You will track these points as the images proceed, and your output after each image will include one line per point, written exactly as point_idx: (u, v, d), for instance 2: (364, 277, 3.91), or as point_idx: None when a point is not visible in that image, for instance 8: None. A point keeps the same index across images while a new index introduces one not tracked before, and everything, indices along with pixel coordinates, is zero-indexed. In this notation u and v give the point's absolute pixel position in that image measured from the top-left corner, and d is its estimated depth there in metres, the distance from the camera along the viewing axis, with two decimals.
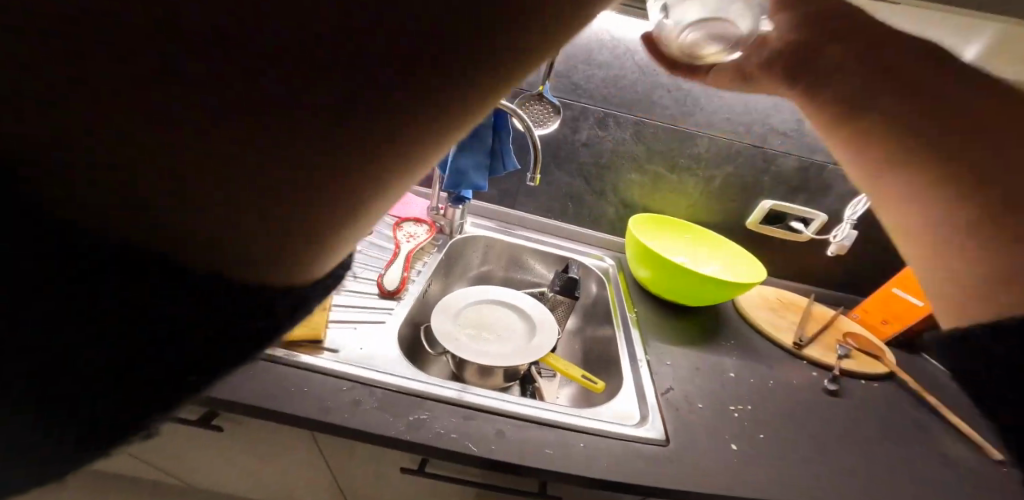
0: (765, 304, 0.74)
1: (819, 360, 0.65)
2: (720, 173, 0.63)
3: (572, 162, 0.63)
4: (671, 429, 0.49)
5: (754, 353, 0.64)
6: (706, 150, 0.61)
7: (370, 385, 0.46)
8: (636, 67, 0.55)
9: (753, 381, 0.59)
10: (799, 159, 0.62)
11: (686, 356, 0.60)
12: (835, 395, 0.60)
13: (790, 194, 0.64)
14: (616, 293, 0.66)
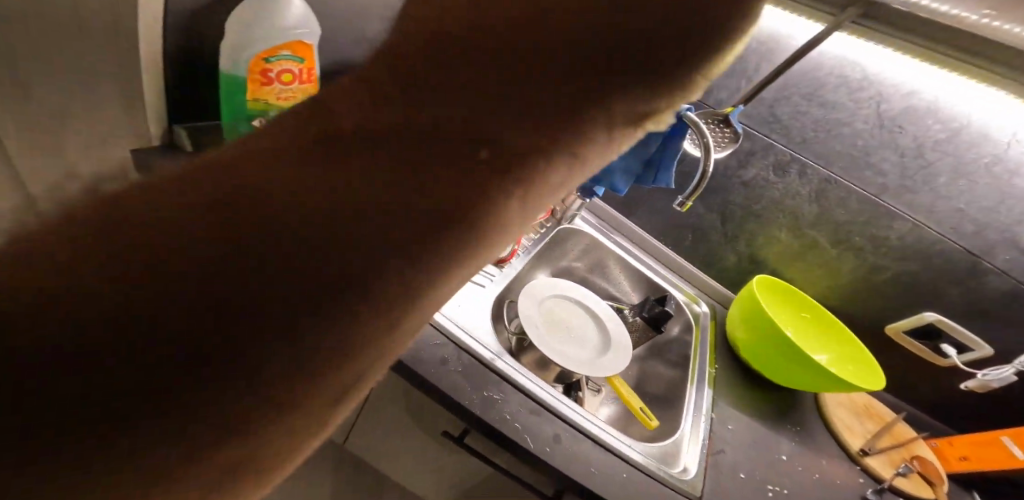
0: (847, 401, 0.68)
1: (876, 473, 0.61)
2: (895, 267, 0.52)
3: (720, 197, 0.57)
4: (706, 487, 0.48)
5: (810, 443, 0.61)
6: (899, 236, 0.50)
7: (460, 347, 0.46)
8: (876, 118, 0.47)
9: (800, 470, 0.57)
10: (1014, 283, 0.48)
11: (746, 426, 0.57)
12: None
13: (966, 315, 0.52)
14: (700, 342, 0.61)
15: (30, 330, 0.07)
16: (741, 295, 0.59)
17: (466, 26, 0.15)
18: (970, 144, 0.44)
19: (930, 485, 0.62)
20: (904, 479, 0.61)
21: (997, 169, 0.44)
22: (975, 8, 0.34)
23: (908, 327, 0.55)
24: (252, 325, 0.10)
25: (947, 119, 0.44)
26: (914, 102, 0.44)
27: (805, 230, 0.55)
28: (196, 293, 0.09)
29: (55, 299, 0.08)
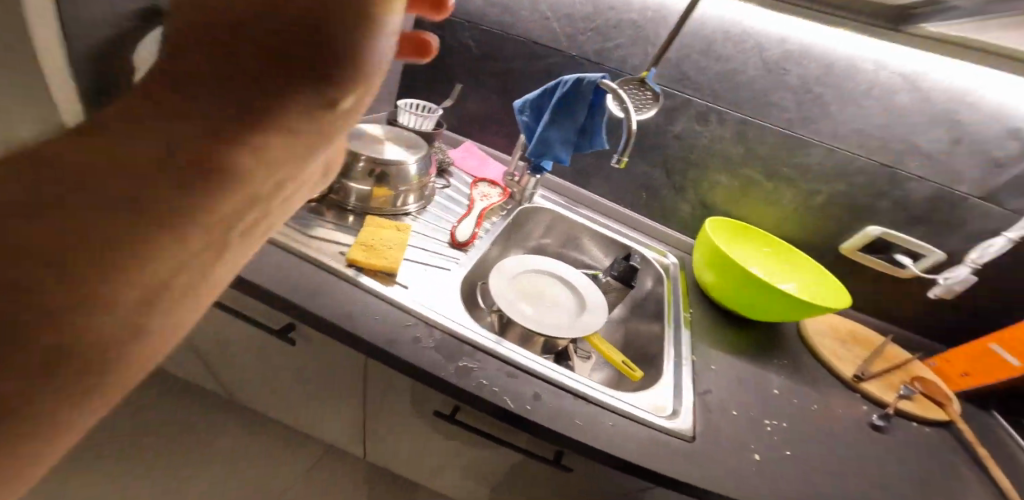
0: (831, 336, 0.70)
1: (875, 397, 0.62)
2: (828, 189, 0.57)
3: (659, 153, 0.64)
4: (698, 426, 0.50)
5: (803, 376, 0.63)
6: (819, 161, 0.56)
7: (431, 326, 0.50)
8: (761, 64, 0.54)
9: (794, 402, 0.59)
10: (938, 185, 0.53)
11: (731, 365, 0.60)
12: (877, 430, 0.59)
13: (906, 223, 0.56)
14: (673, 293, 0.66)
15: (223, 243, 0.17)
16: (699, 244, 0.64)
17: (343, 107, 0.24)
18: (844, 74, 0.51)
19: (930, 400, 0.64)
20: (906, 401, 0.62)
21: (876, 91, 0.51)
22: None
23: (859, 245, 0.59)
24: None
25: (818, 57, 0.52)
26: (787, 47, 0.52)
27: (741, 171, 0.61)
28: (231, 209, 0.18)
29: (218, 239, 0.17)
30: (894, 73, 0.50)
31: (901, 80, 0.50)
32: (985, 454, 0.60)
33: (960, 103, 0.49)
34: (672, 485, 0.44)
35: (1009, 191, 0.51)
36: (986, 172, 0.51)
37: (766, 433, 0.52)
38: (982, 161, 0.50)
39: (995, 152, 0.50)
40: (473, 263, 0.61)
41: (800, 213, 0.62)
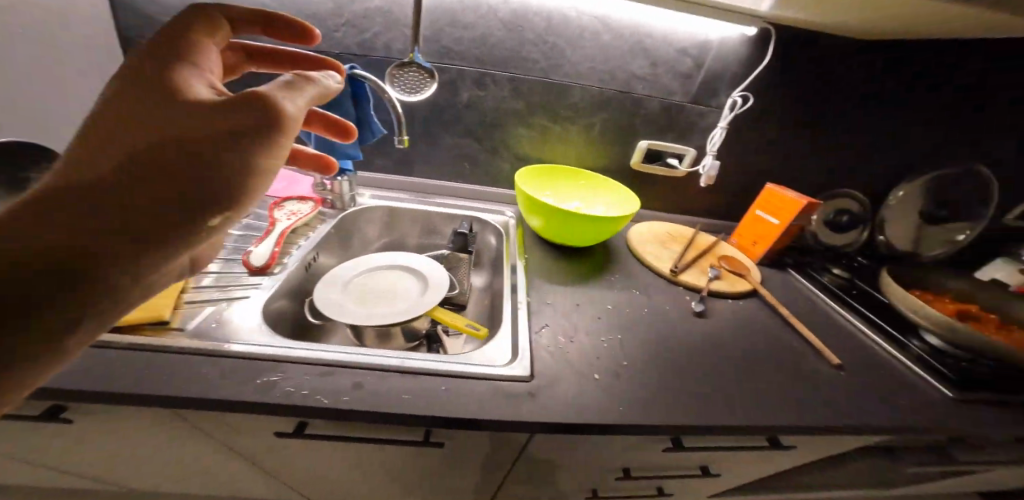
0: (654, 243, 0.91)
1: (689, 284, 0.80)
2: (592, 120, 0.85)
3: (459, 123, 0.79)
4: (537, 367, 0.50)
5: (631, 283, 0.75)
6: (579, 98, 0.80)
7: (213, 356, 0.44)
8: (502, 25, 0.70)
9: (626, 311, 0.67)
10: (659, 99, 0.82)
11: (569, 295, 0.66)
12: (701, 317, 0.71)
13: (660, 132, 0.88)
14: (512, 243, 0.77)
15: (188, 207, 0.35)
16: (519, 195, 0.75)
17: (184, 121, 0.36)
18: (560, 25, 0.72)
19: (723, 273, 0.87)
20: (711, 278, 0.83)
21: (587, 33, 0.74)
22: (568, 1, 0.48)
23: (641, 157, 0.93)
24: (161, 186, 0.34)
25: (538, 14, 0.70)
26: (512, 8, 0.69)
27: (531, 120, 0.81)
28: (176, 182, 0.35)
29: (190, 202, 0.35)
30: (594, 17, 0.72)
31: (600, 22, 0.73)
32: (774, 312, 0.79)
33: (642, 33, 0.75)
34: (539, 430, 0.44)
35: (701, 92, 0.82)
36: (682, 80, 0.81)
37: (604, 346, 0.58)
38: (676, 75, 0.80)
39: (680, 68, 0.79)
40: (281, 284, 0.57)
41: (580, 135, 0.86)
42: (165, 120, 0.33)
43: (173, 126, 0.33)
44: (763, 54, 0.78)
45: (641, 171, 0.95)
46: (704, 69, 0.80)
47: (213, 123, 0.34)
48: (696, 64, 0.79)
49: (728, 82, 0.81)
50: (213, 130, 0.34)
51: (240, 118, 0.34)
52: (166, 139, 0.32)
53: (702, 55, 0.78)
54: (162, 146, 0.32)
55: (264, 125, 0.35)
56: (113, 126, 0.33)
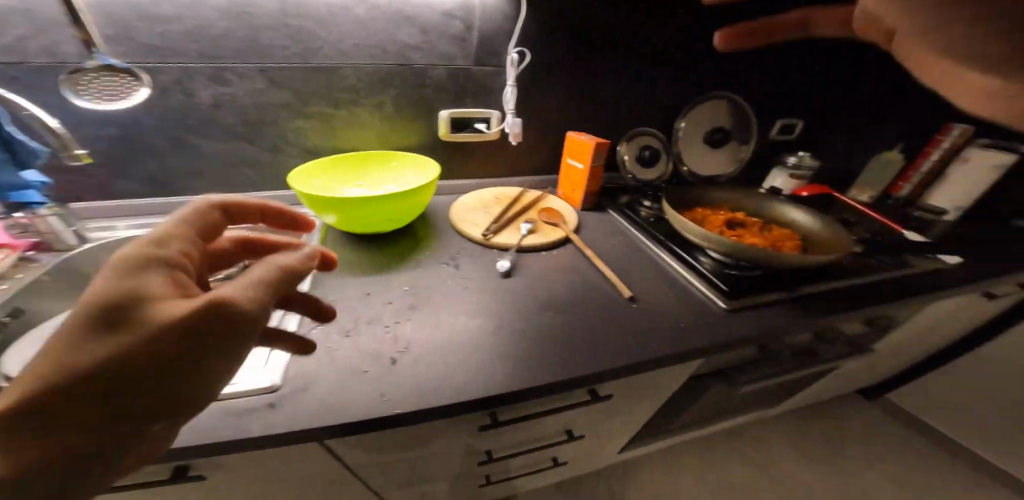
0: (476, 213, 0.97)
1: (502, 244, 0.86)
2: (383, 96, 0.86)
3: (222, 124, 0.77)
4: (287, 374, 0.51)
5: (441, 258, 0.80)
6: (351, 76, 0.81)
7: None
8: (218, 15, 0.67)
9: (422, 293, 0.70)
10: (445, 66, 0.89)
11: (359, 287, 0.68)
12: (506, 278, 0.77)
13: (458, 98, 0.95)
14: (312, 242, 0.79)
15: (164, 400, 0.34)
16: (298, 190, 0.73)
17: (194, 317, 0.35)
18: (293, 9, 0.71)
19: (539, 229, 0.95)
20: (526, 236, 0.90)
21: (334, 9, 0.73)
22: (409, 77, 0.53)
23: (448, 129, 0.97)
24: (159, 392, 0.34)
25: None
26: None
27: (306, 110, 0.81)
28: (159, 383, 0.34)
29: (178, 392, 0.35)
30: None
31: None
32: (580, 260, 0.88)
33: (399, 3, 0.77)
34: (277, 443, 0.45)
35: (482, 54, 0.91)
36: (459, 44, 0.87)
37: (390, 332, 0.60)
38: (451, 39, 0.86)
39: (452, 33, 0.85)
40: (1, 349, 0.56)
41: (374, 119, 0.89)
42: (170, 301, 0.34)
43: (171, 313, 0.33)
44: (523, 12, 0.87)
45: (455, 141, 1.02)
46: (475, 31, 0.87)
47: (209, 312, 0.34)
48: (466, 26, 0.86)
49: (498, 40, 0.90)
50: (212, 317, 0.34)
51: (243, 303, 0.36)
52: (165, 325, 0.32)
53: (469, 18, 0.85)
54: (160, 335, 0.32)
55: (239, 319, 0.35)
56: (120, 301, 0.33)
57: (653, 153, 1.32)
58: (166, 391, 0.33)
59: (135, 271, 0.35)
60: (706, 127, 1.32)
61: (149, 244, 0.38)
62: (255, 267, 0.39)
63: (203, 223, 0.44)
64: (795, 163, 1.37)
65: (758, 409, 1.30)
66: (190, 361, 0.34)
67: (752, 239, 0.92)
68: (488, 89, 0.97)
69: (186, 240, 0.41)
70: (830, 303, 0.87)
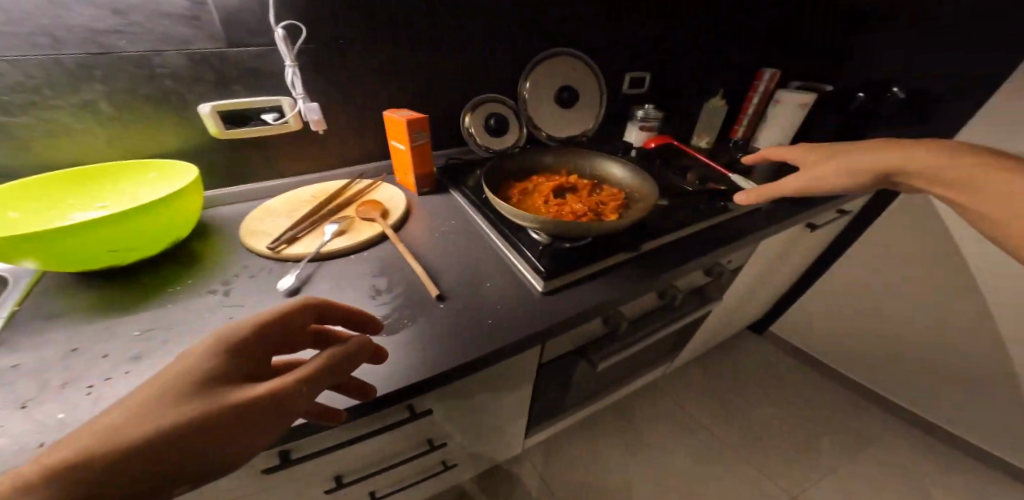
0: (279, 219, 0.85)
1: (295, 255, 0.75)
2: (91, 96, 0.71)
3: None
4: None
5: (206, 281, 0.69)
6: (18, 76, 0.65)
7: None
8: None
9: (158, 329, 0.59)
10: (180, 52, 0.75)
11: (66, 340, 0.56)
12: (290, 297, 0.67)
13: (219, 88, 0.82)
14: (33, 293, 0.65)
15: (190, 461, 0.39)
16: None
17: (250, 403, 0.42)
18: None
19: (351, 228, 0.85)
20: (331, 240, 0.80)
21: None
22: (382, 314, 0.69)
23: (221, 125, 0.84)
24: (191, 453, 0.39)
25: None
26: None
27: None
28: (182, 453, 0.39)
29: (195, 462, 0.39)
30: None
31: None
32: (391, 259, 0.81)
33: None
34: None
35: (230, 32, 0.79)
36: (192, 24, 0.74)
37: (91, 402, 0.49)
38: (174, 19, 0.73)
39: (173, 11, 0.72)
40: None
41: (98, 126, 0.74)
42: (206, 394, 0.41)
43: (244, 397, 0.42)
44: None
45: (241, 138, 0.90)
46: (209, 6, 0.74)
47: (259, 400, 0.42)
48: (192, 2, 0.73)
49: (243, 14, 0.78)
50: (257, 406, 0.42)
51: (285, 391, 0.44)
52: (224, 409, 0.40)
53: None
54: (224, 414, 0.40)
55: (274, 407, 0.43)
56: (188, 384, 0.41)
57: (503, 122, 1.25)
58: (205, 461, 0.39)
59: (215, 354, 0.44)
60: (551, 89, 1.31)
61: (235, 329, 0.47)
62: (309, 360, 0.47)
63: (294, 313, 0.51)
64: (645, 116, 1.44)
65: (651, 364, 1.37)
66: (222, 451, 0.40)
67: (573, 209, 0.90)
68: (255, 74, 0.85)
69: (280, 322, 0.49)
70: (649, 265, 0.89)
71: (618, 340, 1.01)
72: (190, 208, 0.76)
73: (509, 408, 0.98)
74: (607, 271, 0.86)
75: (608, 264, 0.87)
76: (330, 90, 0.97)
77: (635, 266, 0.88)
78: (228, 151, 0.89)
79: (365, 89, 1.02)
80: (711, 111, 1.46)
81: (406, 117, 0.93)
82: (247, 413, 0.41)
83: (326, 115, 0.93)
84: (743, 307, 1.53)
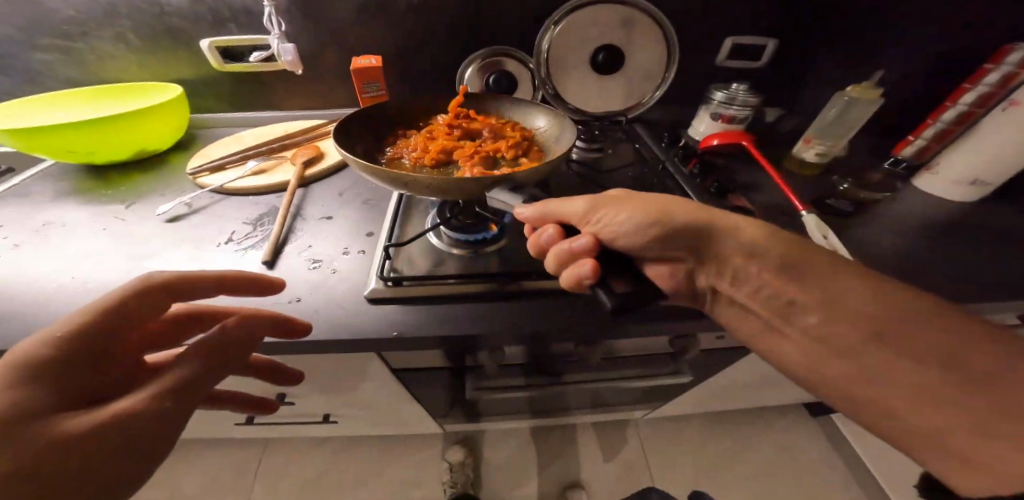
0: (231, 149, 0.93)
1: (204, 183, 0.83)
2: (127, 26, 0.93)
3: (14, 64, 0.96)
4: None
5: (134, 194, 0.82)
6: (80, 7, 0.89)
7: None
8: None
9: (76, 220, 0.75)
10: None
11: (34, 209, 0.77)
12: (163, 224, 0.74)
13: (213, 26, 0.95)
14: (55, 170, 0.89)
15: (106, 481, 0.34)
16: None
17: (143, 411, 0.36)
18: None
19: (272, 169, 0.87)
20: (242, 178, 0.84)
21: None
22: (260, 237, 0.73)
23: (219, 58, 0.98)
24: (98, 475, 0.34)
25: None
26: None
27: (46, 44, 0.94)
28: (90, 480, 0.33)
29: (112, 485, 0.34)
30: None
31: None
32: (276, 209, 0.79)
33: None
34: None
35: None
36: None
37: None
38: None
39: None
40: None
41: (138, 52, 0.97)
42: (51, 421, 0.33)
43: (105, 418, 0.35)
44: None
45: (240, 71, 1.02)
46: None
47: (131, 414, 0.35)
48: None
49: None
50: (131, 421, 0.35)
51: (163, 401, 0.37)
52: (73, 441, 0.33)
53: None
54: (80, 446, 0.33)
55: (171, 410, 0.37)
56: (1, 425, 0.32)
57: (508, 82, 1.05)
58: (94, 491, 0.34)
59: (24, 383, 0.34)
60: (589, 48, 1.01)
61: (47, 342, 0.36)
62: (182, 359, 0.40)
63: (139, 296, 0.41)
64: (726, 98, 1.00)
65: (602, 406, 1.16)
66: (130, 461, 0.35)
67: (420, 142, 0.85)
68: (242, 13, 0.93)
69: (114, 315, 0.39)
70: (536, 315, 0.65)
71: (505, 371, 0.91)
72: (159, 127, 0.90)
73: (381, 397, 0.94)
74: (474, 300, 0.66)
75: (477, 291, 0.67)
76: (314, 34, 0.99)
77: (514, 310, 0.65)
78: (227, 82, 1.04)
79: (348, 35, 1.00)
80: (840, 105, 0.95)
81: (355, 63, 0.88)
82: (137, 420, 0.36)
83: (299, 57, 0.98)
84: (763, 389, 1.09)
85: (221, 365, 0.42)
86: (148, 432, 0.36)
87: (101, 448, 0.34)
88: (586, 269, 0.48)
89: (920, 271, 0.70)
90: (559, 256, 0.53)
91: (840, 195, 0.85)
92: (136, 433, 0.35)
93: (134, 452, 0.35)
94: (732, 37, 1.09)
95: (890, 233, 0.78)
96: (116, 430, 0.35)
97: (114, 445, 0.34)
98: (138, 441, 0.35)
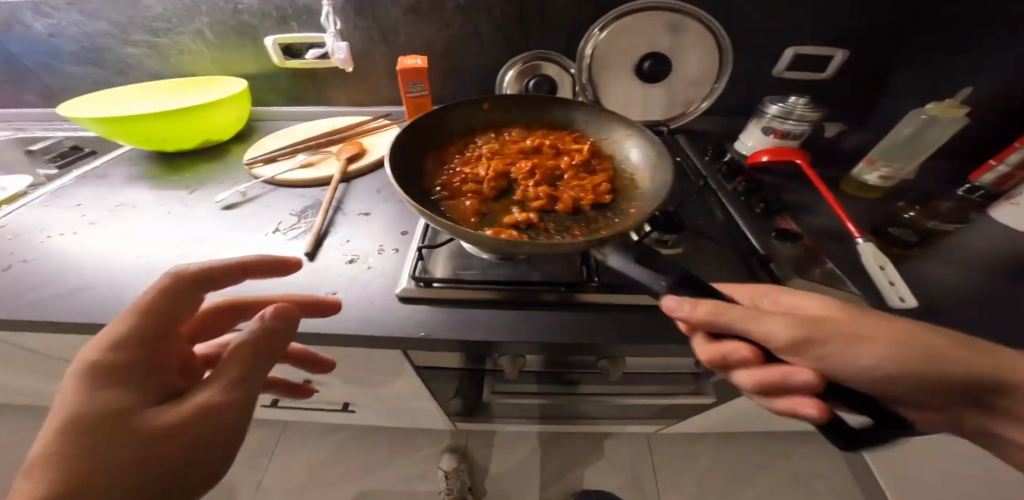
0: (284, 142, 0.99)
1: (260, 174, 0.89)
2: (203, 23, 1.00)
3: (104, 54, 1.06)
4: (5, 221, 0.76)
5: (196, 182, 0.89)
6: (164, 4, 0.97)
7: None
8: None
9: (147, 204, 0.82)
10: None
11: (113, 191, 0.86)
12: (220, 210, 0.81)
13: (278, 24, 1.00)
14: (133, 154, 0.98)
15: (208, 457, 0.39)
16: (64, 108, 0.89)
17: (223, 398, 0.40)
18: None
19: (318, 163, 0.92)
20: (292, 170, 0.89)
21: None
22: (303, 230, 0.77)
23: (280, 55, 1.04)
24: (203, 455, 0.38)
25: None
26: None
27: (133, 38, 1.03)
28: (193, 460, 0.38)
29: (217, 457, 0.39)
30: None
31: None
32: (320, 202, 0.83)
33: None
34: None
35: None
36: None
37: (40, 243, 0.72)
38: None
39: None
40: None
41: (210, 47, 1.05)
42: (147, 414, 0.38)
43: (183, 411, 0.38)
44: None
45: (297, 67, 1.08)
46: None
47: (211, 404, 0.40)
48: None
49: None
50: (210, 413, 0.39)
51: (235, 387, 0.41)
52: (157, 432, 0.37)
53: None
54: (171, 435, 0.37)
55: (245, 395, 0.42)
56: (97, 418, 0.36)
57: (549, 86, 1.04)
58: (190, 471, 0.38)
59: (114, 381, 0.38)
60: (634, 55, 0.98)
61: (112, 347, 0.40)
62: (240, 350, 0.43)
63: (177, 302, 0.45)
64: (782, 112, 0.94)
65: (615, 420, 1.14)
66: (221, 440, 0.39)
67: (478, 172, 0.81)
68: (306, 12, 0.98)
69: (159, 320, 0.43)
70: (562, 326, 0.64)
71: (524, 376, 0.91)
72: (222, 122, 0.97)
73: (400, 390, 0.98)
74: (494, 306, 0.67)
75: (502, 297, 0.67)
76: (369, 35, 1.03)
77: (539, 318, 0.65)
78: (286, 78, 1.11)
79: (399, 36, 1.03)
80: (916, 124, 0.87)
81: (403, 65, 0.90)
82: (221, 404, 0.40)
83: (351, 55, 1.01)
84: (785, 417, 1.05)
85: (269, 356, 0.44)
86: (233, 415, 0.40)
87: (194, 431, 0.38)
88: (810, 411, 0.39)
89: (989, 318, 0.63)
90: (762, 386, 0.42)
91: (904, 224, 0.78)
92: (223, 416, 0.40)
93: (228, 432, 0.40)
94: (795, 46, 1.03)
95: (960, 270, 0.71)
96: (207, 415, 0.39)
97: (209, 428, 0.39)
98: (227, 420, 0.40)
